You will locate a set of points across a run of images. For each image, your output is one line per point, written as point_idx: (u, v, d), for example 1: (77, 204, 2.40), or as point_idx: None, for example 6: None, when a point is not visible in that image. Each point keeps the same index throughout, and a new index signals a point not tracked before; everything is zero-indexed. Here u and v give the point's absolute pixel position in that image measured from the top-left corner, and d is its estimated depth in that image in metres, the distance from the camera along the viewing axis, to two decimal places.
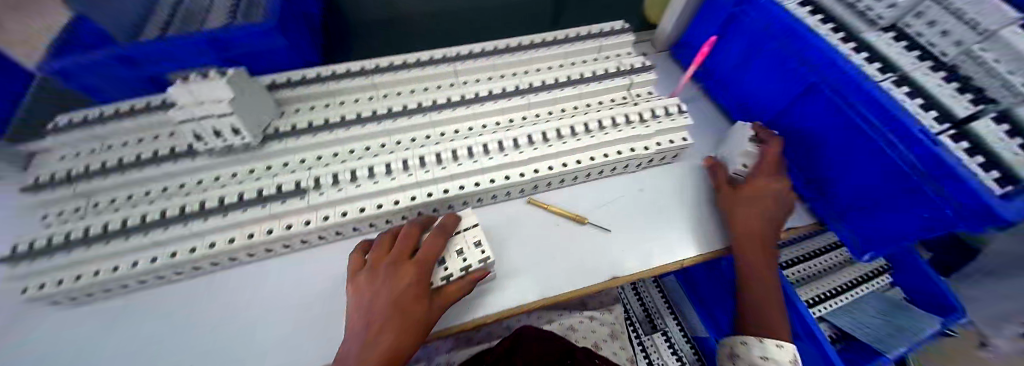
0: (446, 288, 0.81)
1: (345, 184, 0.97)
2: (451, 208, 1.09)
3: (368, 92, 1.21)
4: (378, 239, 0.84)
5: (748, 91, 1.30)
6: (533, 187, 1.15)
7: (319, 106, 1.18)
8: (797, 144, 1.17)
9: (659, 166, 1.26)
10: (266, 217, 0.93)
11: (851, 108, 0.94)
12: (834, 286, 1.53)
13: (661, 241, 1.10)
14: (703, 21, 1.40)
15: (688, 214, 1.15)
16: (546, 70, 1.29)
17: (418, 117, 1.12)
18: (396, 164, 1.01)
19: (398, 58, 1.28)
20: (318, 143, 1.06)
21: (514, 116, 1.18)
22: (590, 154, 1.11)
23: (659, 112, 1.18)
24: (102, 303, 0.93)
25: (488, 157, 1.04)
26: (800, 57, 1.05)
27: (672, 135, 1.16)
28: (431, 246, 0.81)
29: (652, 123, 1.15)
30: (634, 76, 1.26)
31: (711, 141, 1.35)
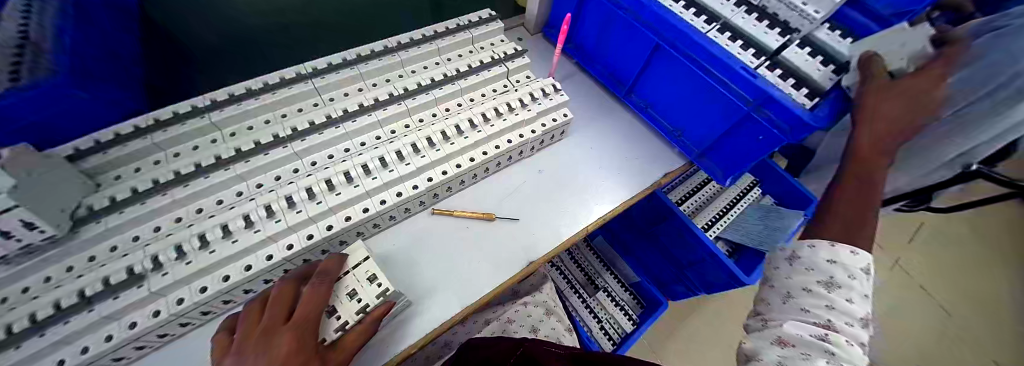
0: (341, 342, 0.73)
1: (197, 253, 0.82)
2: (345, 243, 1.01)
3: (209, 135, 1.04)
4: (244, 314, 0.71)
5: (613, 60, 1.36)
6: (433, 196, 1.12)
7: (146, 165, 0.97)
8: (659, 101, 1.28)
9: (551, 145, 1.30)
10: (101, 321, 0.74)
11: (694, 59, 1.04)
12: (721, 208, 1.81)
13: (565, 216, 1.16)
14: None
15: (586, 184, 1.23)
16: (419, 71, 1.24)
17: (279, 150, 1.00)
18: (257, 213, 0.88)
19: (238, 87, 1.10)
20: (150, 211, 0.88)
21: (395, 127, 1.12)
22: (480, 150, 1.11)
23: (539, 94, 1.22)
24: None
25: (371, 178, 0.97)
26: (646, 21, 1.13)
27: (554, 115, 1.20)
28: (310, 299, 0.73)
29: (534, 106, 1.18)
30: (509, 62, 1.28)
31: (598, 109, 1.42)
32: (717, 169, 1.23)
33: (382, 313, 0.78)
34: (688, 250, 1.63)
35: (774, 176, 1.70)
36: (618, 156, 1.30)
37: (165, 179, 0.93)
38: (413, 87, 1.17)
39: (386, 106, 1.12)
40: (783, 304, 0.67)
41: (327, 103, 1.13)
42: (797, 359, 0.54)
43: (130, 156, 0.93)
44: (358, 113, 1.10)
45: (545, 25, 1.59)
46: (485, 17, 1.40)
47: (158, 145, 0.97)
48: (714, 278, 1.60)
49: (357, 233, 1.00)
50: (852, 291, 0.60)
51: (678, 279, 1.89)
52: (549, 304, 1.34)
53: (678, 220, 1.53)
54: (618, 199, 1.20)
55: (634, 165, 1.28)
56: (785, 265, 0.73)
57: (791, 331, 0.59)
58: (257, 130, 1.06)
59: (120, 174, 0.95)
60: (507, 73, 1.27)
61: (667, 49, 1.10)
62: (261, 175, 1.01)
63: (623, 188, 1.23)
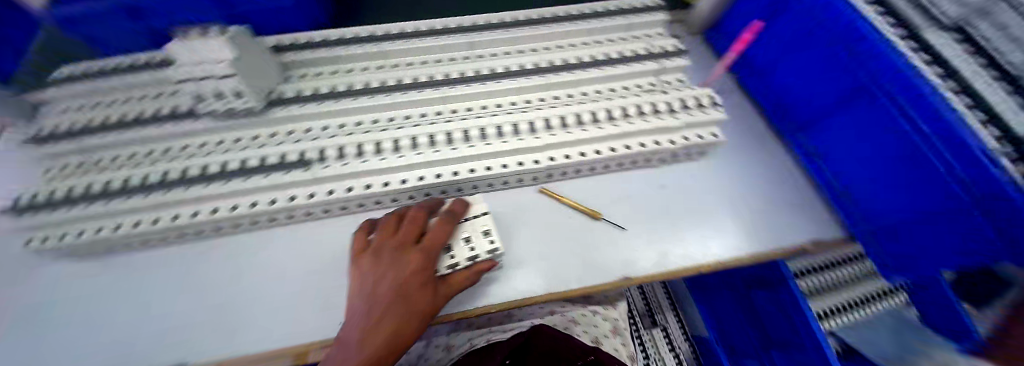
0: (452, 276, 0.76)
1: (354, 159, 0.91)
2: (459, 192, 1.04)
3: (378, 60, 1.12)
4: (383, 221, 0.79)
5: (795, 86, 1.13)
6: (547, 175, 1.10)
7: (324, 71, 1.10)
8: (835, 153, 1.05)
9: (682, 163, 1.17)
10: (271, 187, 0.88)
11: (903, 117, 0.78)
12: (848, 300, 1.49)
13: (677, 243, 1.04)
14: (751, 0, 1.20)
15: (712, 216, 1.08)
16: (569, 48, 1.18)
17: (425, 92, 1.02)
18: (405, 140, 0.94)
19: (407, 24, 1.18)
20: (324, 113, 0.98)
21: (530, 98, 1.08)
22: (609, 144, 1.03)
23: (691, 103, 1.10)
24: (120, 258, 0.96)
25: (501, 140, 0.96)
26: (851, 51, 0.87)
27: (696, 131, 1.08)
28: (437, 231, 0.76)
29: (681, 114, 1.07)
30: (665, 60, 1.16)
31: (747, 141, 1.25)
32: (886, 257, 0.99)
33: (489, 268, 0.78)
34: (785, 329, 1.36)
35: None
36: (758, 198, 1.12)
37: (337, 87, 1.04)
38: (561, 63, 1.13)
39: (529, 76, 1.08)
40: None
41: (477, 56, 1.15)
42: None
43: (318, 61, 1.08)
44: (501, 76, 1.08)
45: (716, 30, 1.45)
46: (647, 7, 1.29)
47: (337, 58, 1.09)
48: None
49: (472, 186, 1.02)
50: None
51: (754, 357, 1.60)
52: (618, 325, 1.24)
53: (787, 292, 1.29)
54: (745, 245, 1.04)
55: (777, 215, 1.09)
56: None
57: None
58: (412, 66, 1.10)
59: (305, 73, 1.09)
60: (659, 72, 1.16)
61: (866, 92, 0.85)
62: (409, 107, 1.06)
63: (758, 236, 1.05)
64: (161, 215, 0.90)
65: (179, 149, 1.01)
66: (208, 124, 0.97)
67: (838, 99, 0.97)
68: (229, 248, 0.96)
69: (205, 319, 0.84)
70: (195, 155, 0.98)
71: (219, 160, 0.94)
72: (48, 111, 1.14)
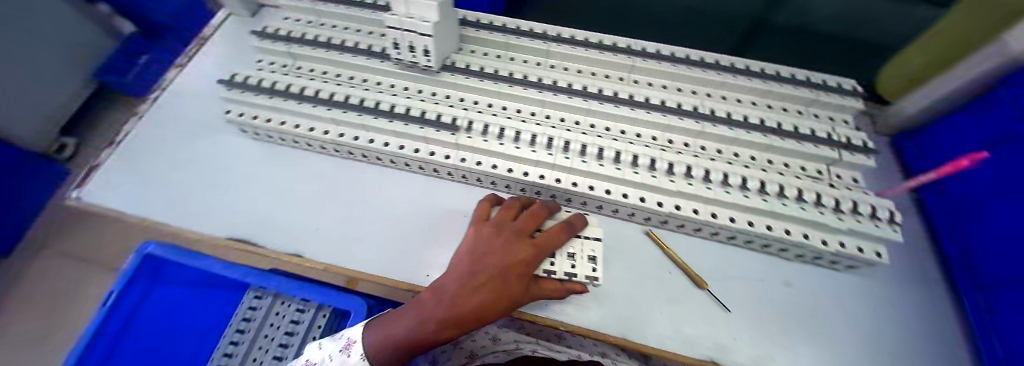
0: (544, 282, 0.77)
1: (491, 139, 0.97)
2: (567, 203, 1.05)
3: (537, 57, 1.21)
4: (508, 202, 0.85)
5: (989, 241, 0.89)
6: (661, 221, 1.06)
7: (492, 53, 1.21)
8: None
9: (814, 265, 1.03)
10: (421, 137, 0.99)
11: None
12: None
13: (788, 355, 0.87)
14: (969, 123, 0.98)
15: (843, 341, 0.90)
16: (730, 103, 1.13)
17: (575, 100, 1.07)
18: (543, 138, 0.98)
19: (577, 33, 1.25)
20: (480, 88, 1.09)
21: (676, 139, 1.06)
22: (747, 217, 0.93)
23: (865, 211, 0.92)
24: (294, 151, 1.20)
25: (633, 170, 0.95)
26: None
27: (861, 244, 0.90)
28: (552, 236, 0.78)
29: (847, 217, 0.91)
30: (844, 151, 1.01)
31: (908, 277, 1.03)
32: None
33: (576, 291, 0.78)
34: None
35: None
36: (911, 348, 0.90)
37: (499, 72, 1.13)
38: (721, 116, 1.06)
39: (683, 117, 1.06)
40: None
41: (632, 83, 1.16)
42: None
43: (492, 42, 1.21)
44: (653, 108, 1.08)
45: (916, 138, 1.20)
46: (846, 88, 1.14)
47: (507, 45, 1.20)
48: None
49: (582, 203, 1.03)
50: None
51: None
52: None
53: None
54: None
55: None
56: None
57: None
58: (570, 72, 1.18)
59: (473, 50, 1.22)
60: (833, 162, 1.01)
61: None
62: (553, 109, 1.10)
63: None
64: (332, 130, 1.07)
65: (361, 80, 1.20)
66: (393, 71, 1.16)
67: None
68: (367, 175, 1.12)
69: (337, 228, 0.98)
70: (370, 88, 1.16)
71: (388, 100, 1.10)
72: (283, 19, 1.46)
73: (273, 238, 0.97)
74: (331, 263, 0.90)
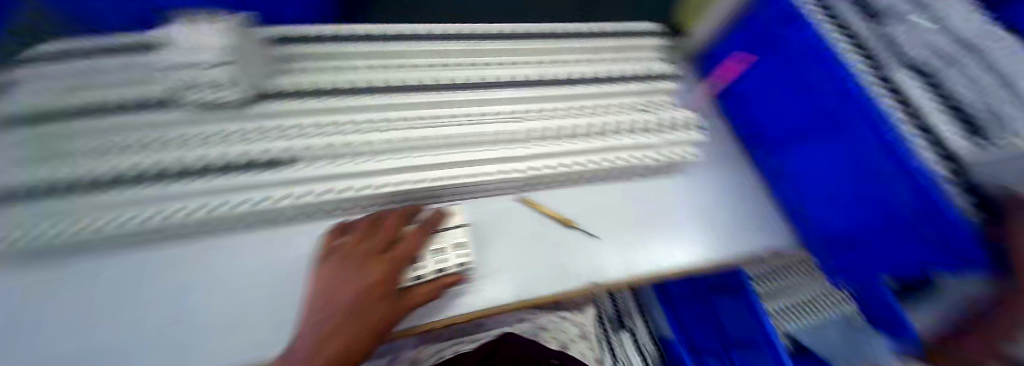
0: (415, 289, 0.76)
1: (323, 163, 0.89)
2: (434, 198, 1.05)
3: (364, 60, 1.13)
4: (354, 224, 0.77)
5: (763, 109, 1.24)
6: (527, 184, 1.13)
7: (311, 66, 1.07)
8: None
9: (651, 176, 1.24)
10: (246, 186, 0.82)
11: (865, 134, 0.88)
12: (790, 304, 1.68)
13: (643, 254, 1.08)
14: (735, 31, 1.32)
15: (682, 227, 1.14)
16: (560, 62, 1.25)
17: (415, 94, 1.06)
18: (386, 143, 0.96)
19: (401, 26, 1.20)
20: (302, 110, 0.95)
21: (530, 108, 1.13)
22: (585, 158, 1.10)
23: (661, 124, 1.19)
24: None
25: (470, 150, 1.01)
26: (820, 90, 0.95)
27: (672, 150, 1.16)
28: (405, 244, 0.76)
29: (656, 134, 1.15)
30: (638, 83, 1.28)
31: (717, 161, 1.32)
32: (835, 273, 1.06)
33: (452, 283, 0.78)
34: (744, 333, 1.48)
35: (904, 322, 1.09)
36: (720, 212, 1.20)
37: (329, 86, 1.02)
38: (551, 77, 1.21)
39: (520, 87, 1.17)
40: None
41: (471, 64, 1.18)
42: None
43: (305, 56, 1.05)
44: (490, 85, 1.15)
45: (701, 54, 1.54)
46: (642, 31, 1.40)
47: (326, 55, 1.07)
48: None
49: (449, 193, 1.05)
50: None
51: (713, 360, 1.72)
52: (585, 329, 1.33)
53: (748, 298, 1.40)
54: (710, 254, 1.09)
55: (728, 225, 1.18)
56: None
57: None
58: (404, 68, 1.12)
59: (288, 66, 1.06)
60: (642, 94, 1.25)
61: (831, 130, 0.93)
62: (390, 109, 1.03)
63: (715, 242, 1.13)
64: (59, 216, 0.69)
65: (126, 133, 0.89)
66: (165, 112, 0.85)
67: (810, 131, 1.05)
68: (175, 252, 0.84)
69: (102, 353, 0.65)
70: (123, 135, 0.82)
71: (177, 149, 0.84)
72: None
73: None
74: None
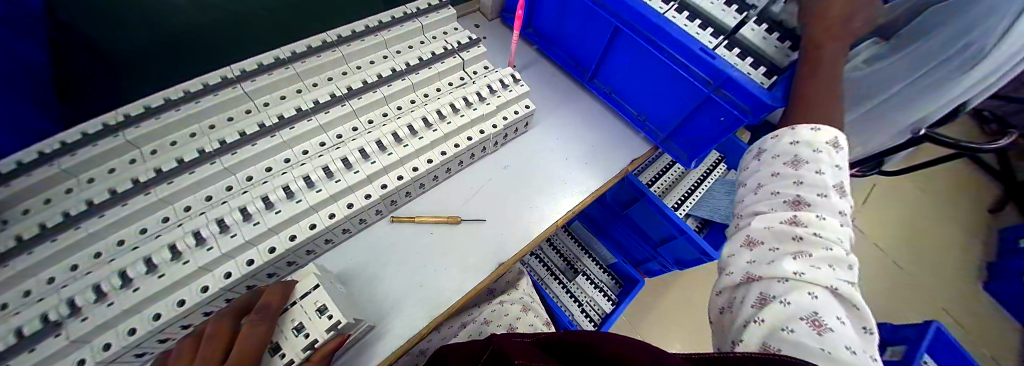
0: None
1: (122, 291, 0.75)
2: (293, 264, 0.96)
3: (125, 155, 0.93)
4: (174, 352, 0.64)
5: (567, 45, 1.35)
6: (392, 203, 1.07)
7: (55, 195, 0.85)
8: (624, 85, 1.26)
9: (514, 139, 1.27)
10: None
11: (652, 42, 1.04)
12: (688, 187, 1.92)
13: (531, 213, 1.13)
14: None
15: (556, 173, 1.21)
16: (359, 68, 1.16)
17: (203, 167, 0.92)
18: (187, 240, 0.82)
19: (154, 97, 0.97)
20: (68, 247, 0.78)
21: (342, 131, 1.07)
22: (437, 150, 1.07)
23: (496, 86, 1.16)
24: None
25: (293, 202, 0.88)
26: (604, 4, 1.08)
27: (515, 107, 1.18)
28: (248, 343, 0.64)
29: (492, 98, 1.14)
30: (463, 52, 1.23)
31: (563, 99, 1.38)
32: (681, 151, 1.23)
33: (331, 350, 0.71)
34: (660, 229, 1.72)
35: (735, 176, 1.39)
36: (583, 144, 1.28)
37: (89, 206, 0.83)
38: (361, 83, 1.11)
39: (330, 109, 1.05)
40: (754, 197, 0.62)
41: (259, 109, 1.05)
42: (766, 262, 0.48)
43: (33, 187, 0.82)
44: (297, 119, 1.03)
45: (502, 9, 1.51)
46: (435, 3, 1.30)
47: (67, 172, 0.85)
48: (684, 254, 1.69)
49: (306, 252, 0.95)
50: (820, 164, 0.55)
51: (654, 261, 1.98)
52: (525, 300, 1.37)
53: (647, 202, 1.60)
54: (589, 188, 1.19)
55: (594, 151, 1.27)
56: (755, 160, 0.68)
57: (758, 226, 0.54)
58: (180, 146, 0.96)
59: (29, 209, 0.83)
60: (463, 65, 1.22)
61: (627, 32, 1.07)
62: (186, 196, 0.92)
63: (589, 174, 1.22)
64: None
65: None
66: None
67: (608, 45, 1.19)
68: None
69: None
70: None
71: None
72: None
73: None
74: None
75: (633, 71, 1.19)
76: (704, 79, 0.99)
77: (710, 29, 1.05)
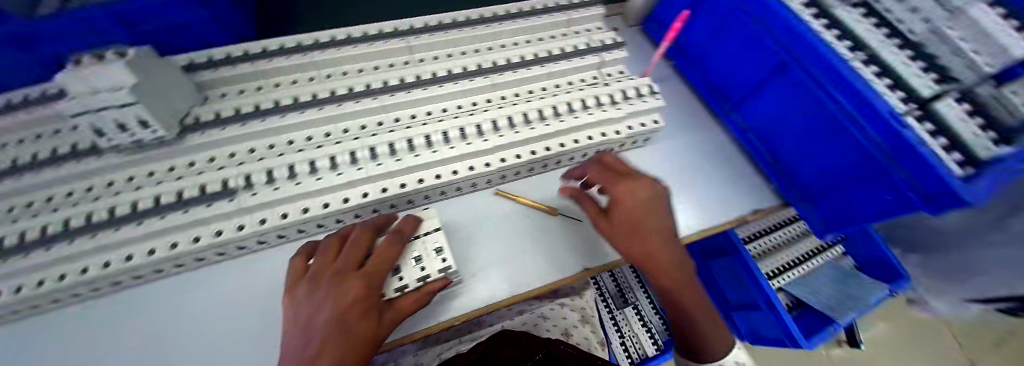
0: (398, 301, 0.71)
1: (286, 181, 0.88)
2: (410, 204, 1.04)
3: (305, 72, 1.09)
4: (323, 244, 0.73)
5: (721, 65, 1.30)
6: (503, 177, 1.10)
7: (248, 89, 1.04)
8: (770, 126, 1.21)
9: (628, 151, 1.24)
10: (191, 223, 0.83)
11: (824, 88, 0.94)
12: None
13: None
14: None
15: (672, 195, 1.14)
16: (506, 46, 1.22)
17: (363, 98, 1.03)
18: (343, 157, 0.92)
19: (338, 31, 1.14)
20: (250, 132, 0.93)
21: (478, 100, 1.11)
22: (557, 140, 1.05)
23: (631, 94, 1.14)
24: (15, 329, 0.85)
25: (431, 150, 0.95)
26: (777, 39, 1.01)
27: (646, 119, 1.11)
28: (383, 256, 0.71)
29: (625, 105, 1.11)
30: (605, 53, 1.22)
31: (694, 125, 1.36)
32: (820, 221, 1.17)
33: (438, 288, 0.74)
34: (742, 293, 1.67)
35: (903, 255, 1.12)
36: (701, 175, 1.24)
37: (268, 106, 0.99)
38: (507, 61, 1.16)
39: (474, 77, 1.11)
40: None
41: (416, 62, 1.15)
42: None
43: (237, 78, 1.03)
44: (448, 78, 1.10)
45: (648, 17, 1.56)
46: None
47: (263, 72, 1.04)
48: (762, 327, 1.63)
49: (425, 196, 1.02)
50: None
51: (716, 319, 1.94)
52: (586, 312, 1.36)
53: (739, 258, 1.57)
54: (693, 224, 1.13)
55: (710, 187, 1.21)
56: None
57: None
58: (347, 77, 1.09)
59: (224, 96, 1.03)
60: (601, 64, 1.21)
61: (793, 73, 1.00)
62: (344, 120, 1.02)
63: (697, 211, 1.16)
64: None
65: (47, 198, 0.90)
66: (88, 166, 0.87)
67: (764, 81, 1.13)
68: (138, 295, 0.91)
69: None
70: (64, 190, 0.91)
71: (119, 199, 0.87)
72: None
73: None
74: None
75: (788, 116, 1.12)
76: (879, 145, 0.85)
77: (899, 92, 0.85)
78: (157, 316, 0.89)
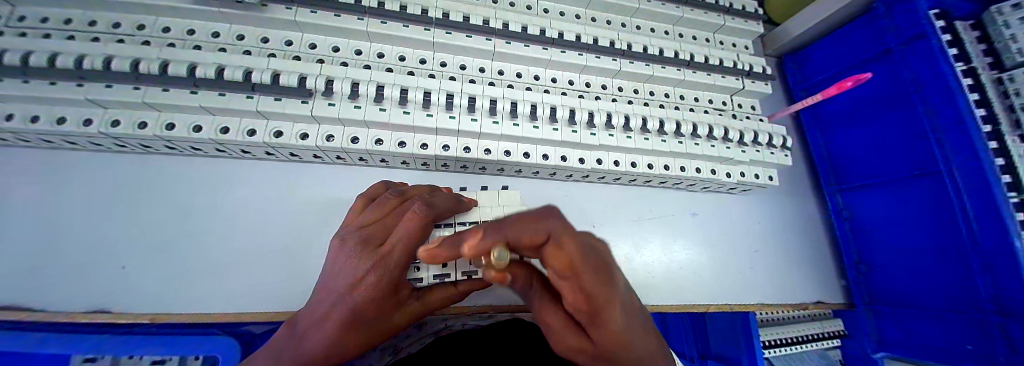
0: (434, 292, 0.75)
1: (402, 108, 0.99)
2: (500, 171, 1.26)
3: (455, 26, 1.22)
4: (379, 203, 0.75)
5: (857, 159, 1.75)
6: (582, 175, 1.31)
7: (395, 24, 1.17)
8: (893, 211, 1.60)
9: (677, 189, 1.52)
10: (295, 118, 0.96)
11: (969, 215, 1.29)
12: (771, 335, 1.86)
13: (650, 278, 1.31)
14: (846, 66, 1.85)
15: (696, 256, 1.42)
16: (651, 32, 1.52)
17: (481, 41, 1.23)
18: (465, 100, 1.03)
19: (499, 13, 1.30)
20: (405, 71, 1.20)
21: (591, 96, 1.35)
22: (636, 158, 1.23)
23: (710, 134, 1.27)
24: (181, 157, 1.17)
25: (534, 124, 1.08)
26: (944, 140, 1.36)
27: (700, 167, 1.30)
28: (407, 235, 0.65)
29: (698, 144, 1.25)
30: (707, 107, 1.46)
31: (716, 194, 1.60)
32: (922, 305, 1.50)
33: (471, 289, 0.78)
34: (729, 348, 1.65)
35: (885, 326, 1.65)
36: (725, 241, 1.51)
37: (406, 25, 1.18)
38: (611, 48, 1.35)
39: (605, 67, 1.31)
40: None
41: (545, 27, 1.33)
42: None
43: (392, 15, 1.17)
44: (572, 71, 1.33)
45: (791, 75, 2.16)
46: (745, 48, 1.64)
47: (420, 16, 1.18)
48: None
49: (516, 169, 1.23)
50: None
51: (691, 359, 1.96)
52: None
53: (741, 320, 1.56)
54: (702, 282, 1.39)
55: (724, 260, 1.47)
56: None
57: None
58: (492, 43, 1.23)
59: None
60: (679, 83, 1.43)
61: (948, 175, 1.34)
62: (448, 54, 1.26)
63: (709, 280, 1.41)
64: (71, 53, 0.95)
65: (189, 31, 1.14)
66: (200, 13, 1.09)
67: (922, 171, 1.47)
68: (243, 169, 1.19)
69: (197, 271, 1.04)
70: (207, 29, 1.15)
71: (230, 63, 0.99)
72: None
73: (132, 276, 1.01)
74: (227, 287, 1.04)
75: (913, 185, 1.51)
76: (980, 256, 1.28)
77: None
78: (265, 191, 1.17)
